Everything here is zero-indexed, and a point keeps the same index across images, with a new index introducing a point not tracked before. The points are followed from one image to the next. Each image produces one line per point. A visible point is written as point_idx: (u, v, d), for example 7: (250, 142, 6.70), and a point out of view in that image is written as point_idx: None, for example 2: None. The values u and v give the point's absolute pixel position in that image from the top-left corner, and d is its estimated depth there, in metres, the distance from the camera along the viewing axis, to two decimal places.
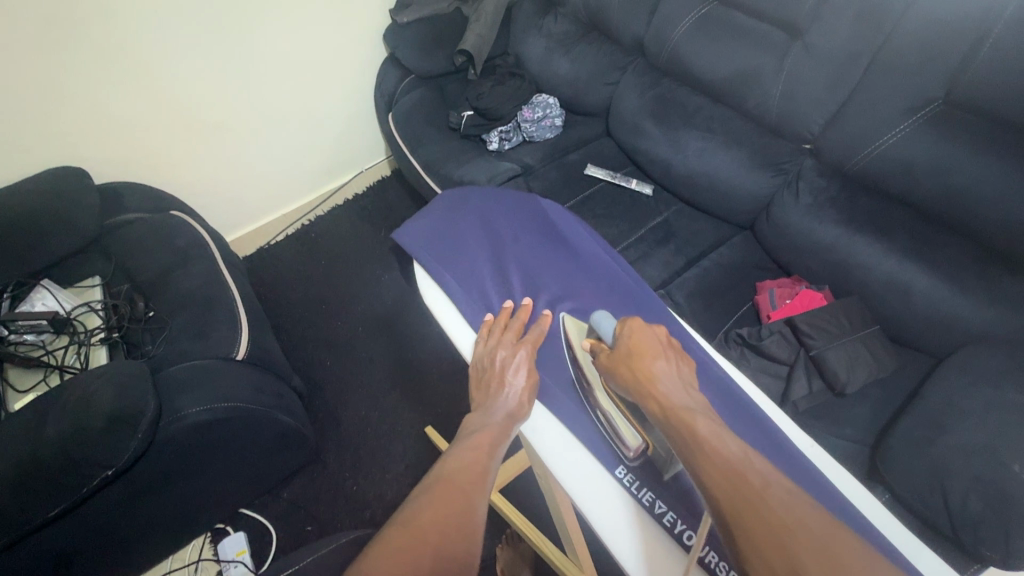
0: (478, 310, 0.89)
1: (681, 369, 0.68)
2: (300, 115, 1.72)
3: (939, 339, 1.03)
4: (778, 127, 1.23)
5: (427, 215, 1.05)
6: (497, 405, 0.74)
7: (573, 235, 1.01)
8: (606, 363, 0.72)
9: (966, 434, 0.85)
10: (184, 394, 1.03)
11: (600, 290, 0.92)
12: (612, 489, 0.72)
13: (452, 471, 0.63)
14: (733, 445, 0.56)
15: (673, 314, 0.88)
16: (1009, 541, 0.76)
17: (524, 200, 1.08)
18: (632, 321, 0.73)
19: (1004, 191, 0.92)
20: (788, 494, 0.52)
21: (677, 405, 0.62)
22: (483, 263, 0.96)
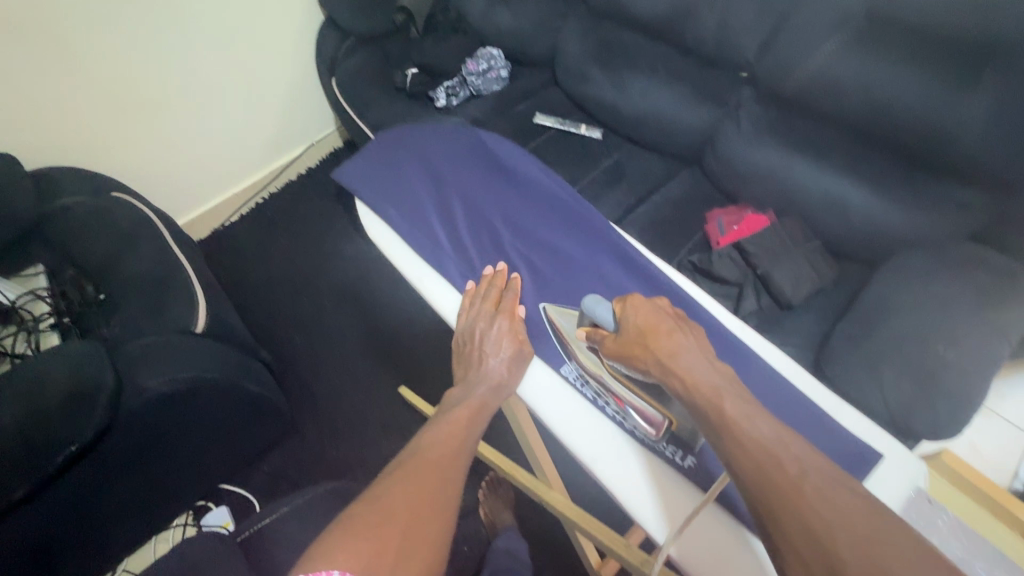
0: (424, 243, 0.91)
1: (695, 339, 0.69)
2: (240, 87, 1.65)
3: (874, 247, 1.09)
4: (714, 59, 1.24)
5: (366, 154, 1.03)
6: (477, 379, 0.78)
7: (516, 162, 1.00)
8: (616, 348, 0.73)
9: (896, 326, 0.92)
10: (145, 368, 1.02)
11: (544, 216, 0.94)
12: (563, 385, 0.80)
13: (425, 449, 0.67)
14: (764, 429, 0.58)
15: (610, 226, 0.89)
16: (934, 414, 0.83)
17: (464, 132, 1.05)
18: (632, 299, 0.74)
19: (924, 100, 0.96)
20: (827, 485, 0.52)
21: (703, 382, 0.63)
22: (425, 198, 0.97)
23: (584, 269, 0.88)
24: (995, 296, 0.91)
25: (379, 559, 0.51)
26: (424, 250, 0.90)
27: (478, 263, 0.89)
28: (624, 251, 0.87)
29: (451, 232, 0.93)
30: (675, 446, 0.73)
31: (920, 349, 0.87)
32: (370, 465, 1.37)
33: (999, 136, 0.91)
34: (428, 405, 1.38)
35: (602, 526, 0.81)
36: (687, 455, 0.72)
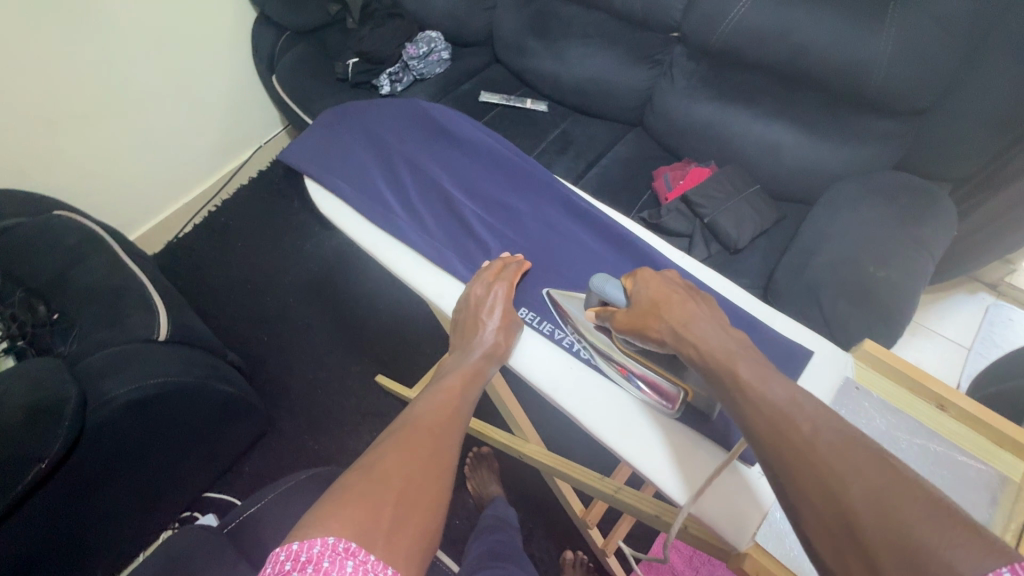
0: (371, 205, 0.91)
1: (711, 308, 0.63)
2: (178, 92, 1.61)
3: (808, 183, 1.17)
4: (645, 21, 1.27)
5: (312, 133, 1.04)
6: (472, 346, 0.73)
7: (457, 127, 1.02)
8: (626, 322, 0.67)
9: (831, 250, 0.98)
10: (109, 377, 1.00)
11: (490, 174, 0.96)
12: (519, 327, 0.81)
13: (418, 414, 0.61)
14: (776, 386, 0.50)
15: (552, 175, 0.92)
16: (870, 325, 0.90)
17: (404, 104, 1.07)
18: (642, 273, 0.69)
19: (837, 40, 1.02)
20: (848, 440, 0.44)
21: (715, 345, 0.56)
22: (372, 166, 0.97)
23: (531, 218, 0.90)
24: (910, 215, 1.00)
25: (372, 527, 0.45)
26: (371, 210, 0.90)
27: (426, 219, 0.90)
28: (566, 198, 0.90)
29: (398, 194, 0.93)
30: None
31: (854, 269, 0.94)
32: (355, 453, 1.38)
33: (906, 67, 0.98)
34: (405, 389, 1.39)
35: (576, 467, 0.85)
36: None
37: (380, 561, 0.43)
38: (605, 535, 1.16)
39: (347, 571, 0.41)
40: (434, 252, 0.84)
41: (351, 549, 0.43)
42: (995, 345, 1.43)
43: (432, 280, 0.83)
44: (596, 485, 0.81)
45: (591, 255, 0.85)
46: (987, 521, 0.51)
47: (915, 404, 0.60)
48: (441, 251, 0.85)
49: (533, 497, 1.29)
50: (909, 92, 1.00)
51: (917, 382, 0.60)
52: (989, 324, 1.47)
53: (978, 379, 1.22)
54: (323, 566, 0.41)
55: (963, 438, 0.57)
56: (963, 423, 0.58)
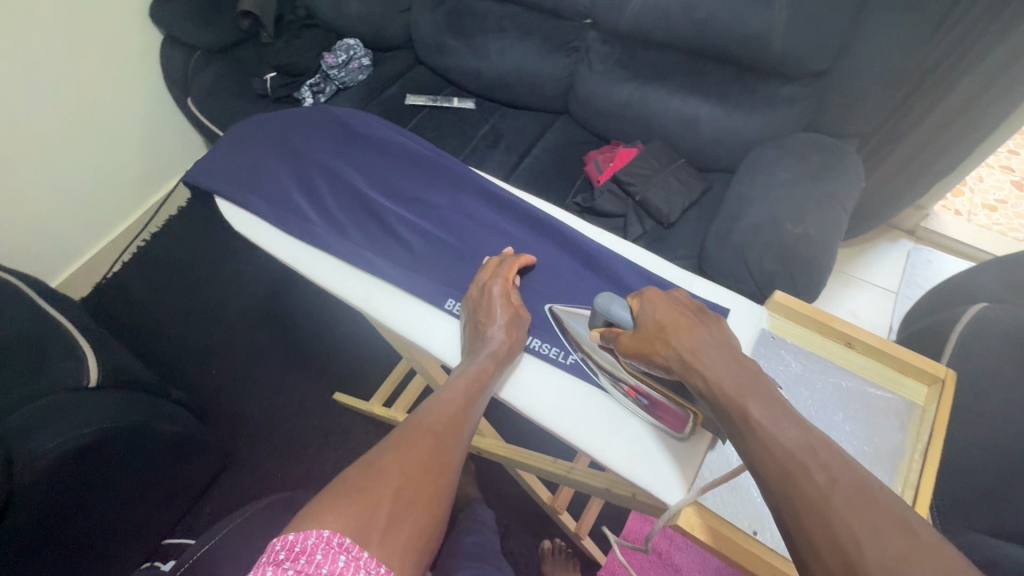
0: (287, 217, 0.88)
1: (720, 334, 0.60)
2: (87, 125, 1.52)
3: (728, 153, 1.22)
4: (557, 10, 1.29)
5: (218, 150, 1.00)
6: (476, 348, 0.69)
7: (371, 130, 1.03)
8: (632, 346, 0.64)
9: (753, 212, 1.02)
10: (36, 434, 0.93)
11: (408, 173, 0.97)
12: (447, 320, 0.77)
13: (423, 417, 0.61)
14: (792, 431, 0.49)
15: (468, 168, 0.93)
16: (794, 279, 0.95)
17: (316, 112, 1.07)
18: (650, 294, 0.66)
19: (737, 12, 1.06)
20: (863, 496, 0.44)
21: (726, 379, 0.54)
22: (286, 178, 0.95)
23: (452, 212, 0.90)
24: (821, 173, 1.05)
25: (368, 523, 0.47)
26: (288, 222, 0.87)
27: (345, 225, 0.88)
28: (483, 188, 0.91)
29: (315, 203, 0.91)
30: (559, 347, 0.75)
31: (775, 228, 0.98)
32: (321, 476, 1.34)
33: (802, 32, 1.03)
34: (363, 403, 1.37)
35: (529, 453, 0.86)
36: (569, 352, 0.74)
37: (372, 558, 0.45)
38: (576, 518, 1.18)
39: (340, 563, 0.44)
40: (353, 254, 0.83)
41: (345, 544, 0.45)
42: (918, 286, 1.53)
43: (355, 286, 0.81)
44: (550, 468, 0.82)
45: (514, 241, 0.86)
46: (898, 446, 0.56)
47: (826, 345, 0.63)
48: (362, 256, 0.83)
49: (505, 492, 1.30)
50: (809, 56, 1.06)
51: (826, 325, 0.62)
52: (912, 268, 1.56)
53: (906, 319, 1.30)
54: (315, 557, 0.43)
55: (871, 371, 0.61)
56: (869, 356, 0.61)
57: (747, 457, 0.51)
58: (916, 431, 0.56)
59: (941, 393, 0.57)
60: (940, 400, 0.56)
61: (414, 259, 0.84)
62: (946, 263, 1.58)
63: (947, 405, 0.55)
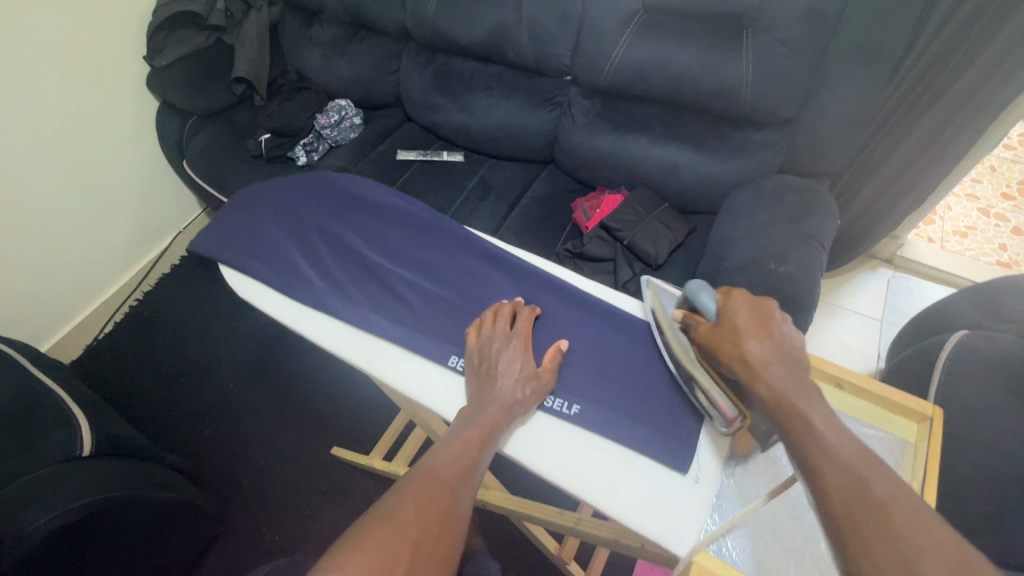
0: (289, 280, 0.90)
1: (792, 348, 0.61)
2: (80, 191, 1.54)
3: (709, 196, 1.28)
4: (539, 69, 1.37)
5: (220, 220, 1.04)
6: (490, 396, 0.69)
7: (368, 195, 1.07)
8: (704, 338, 0.66)
9: (737, 252, 1.07)
10: (27, 508, 0.92)
11: (406, 233, 1.00)
12: (450, 376, 0.78)
13: (437, 467, 0.60)
14: (843, 441, 0.50)
15: (466, 228, 0.98)
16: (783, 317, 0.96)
17: (316, 178, 1.12)
18: (738, 293, 0.66)
19: (706, 68, 1.14)
20: (925, 512, 0.44)
21: (788, 391, 0.56)
22: (287, 242, 0.98)
23: (451, 269, 0.93)
24: (798, 213, 1.11)
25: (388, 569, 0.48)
26: (290, 285, 0.89)
27: (346, 285, 0.90)
28: (481, 247, 0.95)
29: (316, 265, 0.94)
30: (562, 399, 0.76)
31: (758, 267, 1.02)
32: (319, 537, 1.31)
33: (767, 85, 1.11)
34: (362, 457, 1.35)
35: (537, 505, 0.86)
36: (573, 404, 0.75)
37: None
38: (584, 568, 1.16)
39: None
40: (356, 315, 0.85)
41: None
42: (901, 313, 1.57)
43: (359, 347, 0.82)
44: (558, 520, 0.82)
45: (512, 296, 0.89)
46: None
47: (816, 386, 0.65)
48: (363, 316, 0.85)
49: (510, 543, 1.27)
50: (775, 106, 1.13)
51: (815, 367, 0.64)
52: (894, 295, 1.62)
53: (892, 347, 1.33)
54: None
55: (862, 411, 0.63)
56: (858, 396, 0.64)
57: (800, 458, 0.51)
58: (910, 468, 0.58)
59: (930, 430, 0.59)
60: (930, 436, 0.58)
61: (417, 316, 0.85)
62: (925, 288, 1.63)
63: (937, 441, 0.57)
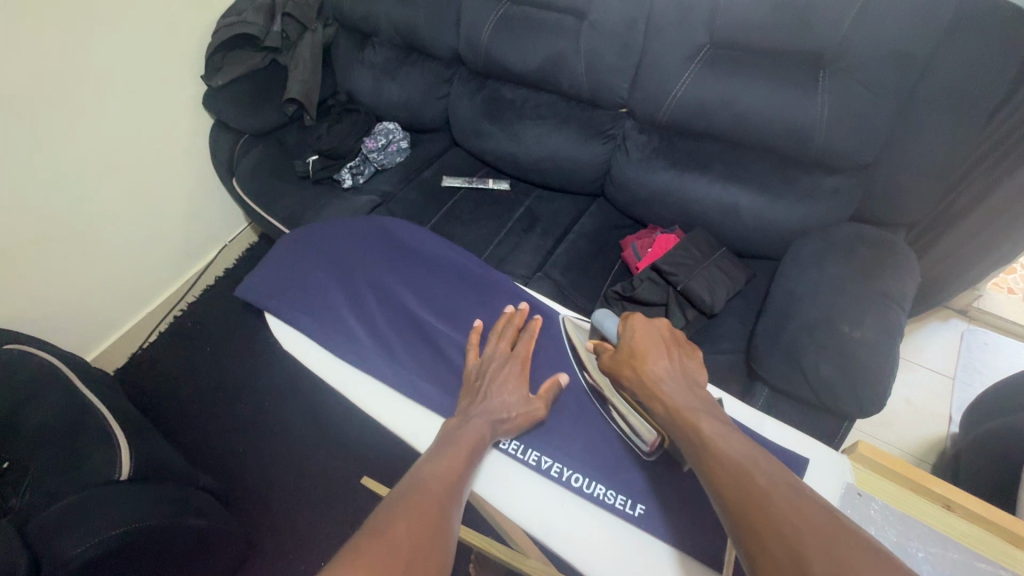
0: (338, 338, 0.91)
1: (680, 367, 0.72)
2: (134, 205, 1.58)
3: (771, 241, 1.20)
4: (594, 100, 1.32)
5: (270, 264, 1.07)
6: (478, 412, 0.74)
7: (419, 244, 1.06)
8: (609, 362, 0.77)
9: (805, 309, 0.99)
10: (62, 535, 0.92)
11: (454, 286, 0.98)
12: (503, 459, 0.78)
13: (425, 479, 0.62)
14: (732, 440, 0.59)
15: (518, 288, 0.95)
16: (858, 388, 0.88)
17: (367, 223, 1.11)
18: (633, 320, 0.78)
19: (776, 107, 1.07)
20: (797, 491, 0.51)
21: (682, 404, 0.65)
22: (335, 292, 0.99)
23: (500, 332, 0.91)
24: (875, 269, 1.02)
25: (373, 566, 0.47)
26: (338, 343, 0.90)
27: (396, 346, 0.89)
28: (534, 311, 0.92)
29: (365, 322, 0.94)
30: (625, 496, 0.72)
31: (829, 329, 0.94)
32: None
33: (844, 128, 1.03)
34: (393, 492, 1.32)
35: None
36: (637, 503, 0.72)
37: None
38: None
39: None
40: (404, 382, 0.84)
41: None
42: (977, 372, 1.44)
43: (406, 417, 0.81)
44: None
45: (566, 367, 0.86)
46: None
47: (922, 505, 0.61)
48: (411, 381, 0.84)
49: None
50: (851, 150, 1.05)
51: (920, 484, 0.61)
52: (968, 351, 1.48)
53: (969, 413, 1.21)
54: None
55: (978, 540, 0.58)
56: (972, 523, 0.59)
57: (699, 464, 0.58)
58: None
59: None
60: None
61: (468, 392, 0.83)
62: (1005, 346, 1.49)
63: None
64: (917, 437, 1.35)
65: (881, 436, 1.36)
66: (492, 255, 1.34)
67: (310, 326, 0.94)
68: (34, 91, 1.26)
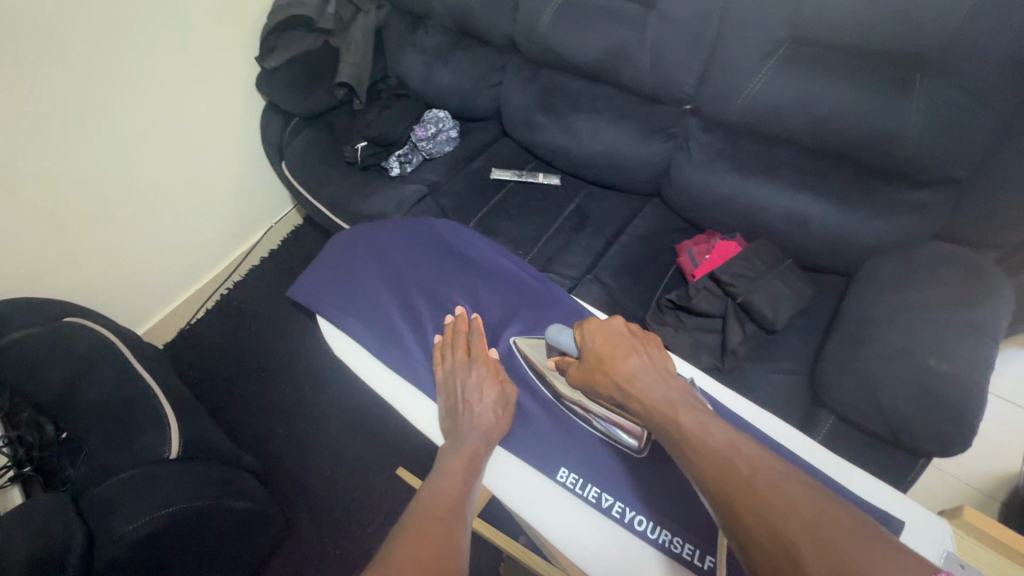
0: (389, 347, 0.90)
1: (651, 358, 0.70)
2: (188, 186, 1.61)
3: (843, 256, 1.12)
4: (656, 95, 1.25)
5: (320, 264, 1.06)
6: (464, 428, 0.75)
7: (472, 249, 1.03)
8: (580, 374, 0.74)
9: (882, 337, 0.92)
10: (115, 513, 0.95)
11: (506, 296, 0.95)
12: (561, 493, 0.74)
13: (427, 505, 0.63)
14: (717, 433, 0.58)
15: (577, 302, 0.92)
16: (940, 427, 0.81)
17: (419, 225, 1.09)
18: (589, 324, 0.74)
19: (860, 112, 0.99)
20: (779, 476, 0.53)
21: (661, 400, 0.65)
22: (387, 299, 0.97)
23: None
24: (964, 295, 0.93)
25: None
26: (392, 356, 0.89)
27: None
28: None
29: (417, 332, 0.91)
30: (693, 547, 0.68)
31: (909, 359, 0.87)
32: None
33: (939, 139, 0.94)
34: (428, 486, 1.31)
35: None
36: (707, 555, 0.67)
37: None
38: None
39: None
40: None
41: None
42: None
43: None
44: None
45: None
46: None
47: None
48: None
49: None
50: (945, 163, 0.96)
51: None
52: None
53: None
54: None
55: None
56: None
57: (685, 462, 0.58)
58: None
59: None
60: None
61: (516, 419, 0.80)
62: None
63: None
64: (986, 473, 1.26)
65: (945, 468, 1.27)
66: (540, 254, 1.30)
67: (362, 333, 0.93)
68: (95, 72, 1.28)
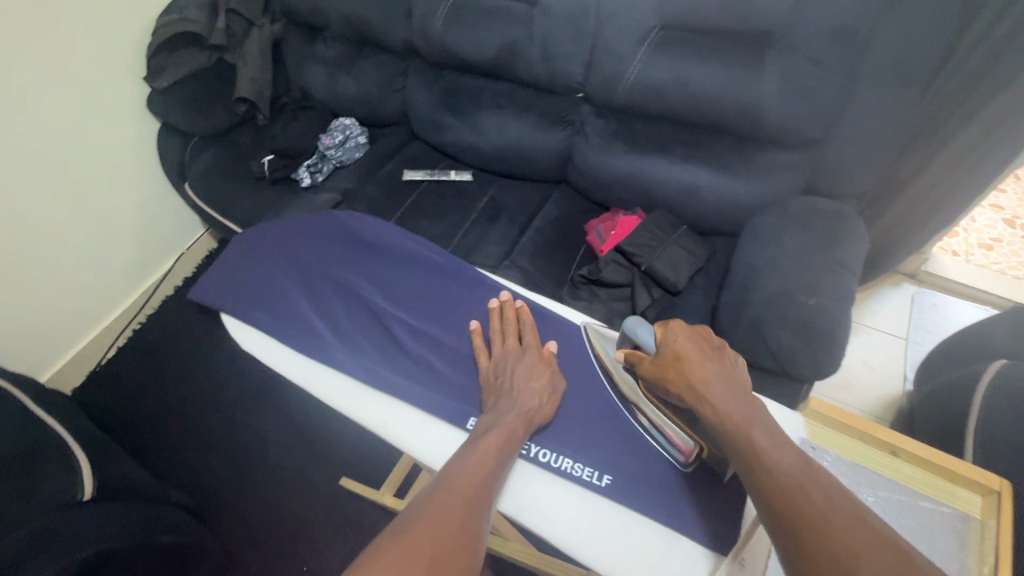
0: (298, 336, 0.90)
1: (731, 372, 0.67)
2: (81, 216, 1.51)
3: (730, 218, 1.23)
4: (551, 87, 1.33)
5: (220, 264, 1.04)
6: (509, 404, 0.76)
7: (379, 236, 1.05)
8: (651, 370, 0.71)
9: (764, 283, 1.02)
10: (30, 559, 0.87)
11: (417, 277, 0.99)
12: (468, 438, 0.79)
13: (451, 479, 0.64)
14: (797, 462, 0.58)
15: (483, 275, 0.97)
16: (815, 354, 0.92)
17: (324, 218, 1.09)
18: (672, 324, 0.72)
19: (727, 86, 1.09)
20: (864, 525, 0.52)
21: (737, 416, 0.62)
22: (297, 292, 0.97)
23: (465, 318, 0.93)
24: (828, 239, 1.06)
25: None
26: (299, 340, 0.89)
27: (360, 343, 0.90)
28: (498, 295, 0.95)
29: (328, 319, 0.93)
30: (592, 468, 0.76)
31: (788, 299, 0.98)
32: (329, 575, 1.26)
33: (792, 104, 1.06)
34: (371, 491, 1.32)
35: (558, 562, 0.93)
36: (603, 473, 0.75)
37: None
38: None
39: None
40: (369, 374, 0.85)
41: None
42: (927, 332, 1.51)
43: (372, 408, 0.82)
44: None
45: None
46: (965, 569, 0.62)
47: (874, 455, 0.71)
48: (378, 375, 0.85)
49: None
50: (801, 125, 1.08)
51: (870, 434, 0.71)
52: (919, 313, 1.55)
53: (921, 371, 1.28)
54: None
55: (920, 480, 0.68)
56: (916, 464, 0.69)
57: (750, 478, 0.58)
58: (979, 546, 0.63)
59: (999, 506, 0.64)
60: (1002, 511, 0.63)
61: (434, 390, 0.83)
62: (952, 306, 1.57)
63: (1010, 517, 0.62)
64: (877, 397, 1.42)
65: (843, 399, 1.42)
66: (458, 246, 1.33)
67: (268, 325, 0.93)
68: None
